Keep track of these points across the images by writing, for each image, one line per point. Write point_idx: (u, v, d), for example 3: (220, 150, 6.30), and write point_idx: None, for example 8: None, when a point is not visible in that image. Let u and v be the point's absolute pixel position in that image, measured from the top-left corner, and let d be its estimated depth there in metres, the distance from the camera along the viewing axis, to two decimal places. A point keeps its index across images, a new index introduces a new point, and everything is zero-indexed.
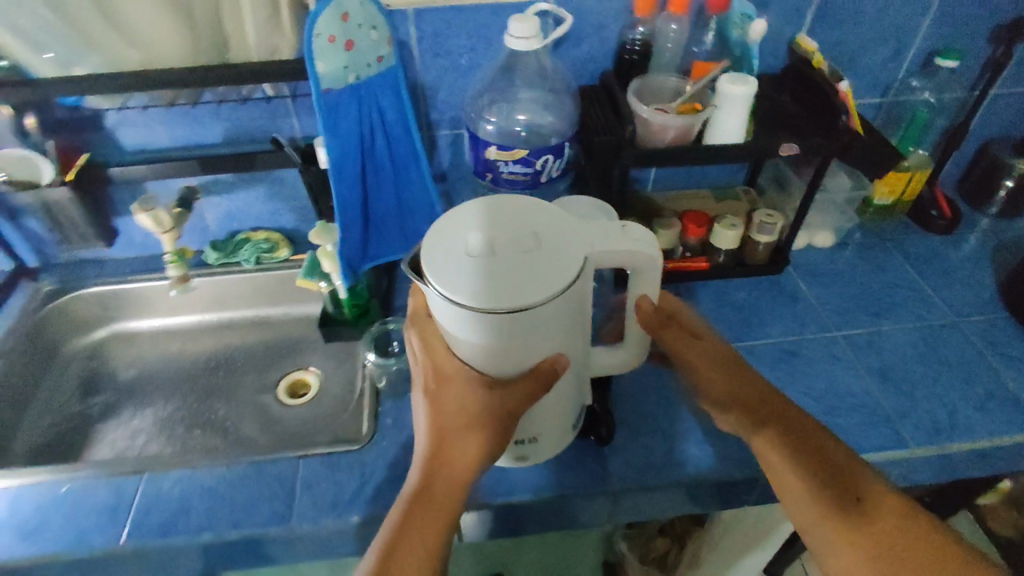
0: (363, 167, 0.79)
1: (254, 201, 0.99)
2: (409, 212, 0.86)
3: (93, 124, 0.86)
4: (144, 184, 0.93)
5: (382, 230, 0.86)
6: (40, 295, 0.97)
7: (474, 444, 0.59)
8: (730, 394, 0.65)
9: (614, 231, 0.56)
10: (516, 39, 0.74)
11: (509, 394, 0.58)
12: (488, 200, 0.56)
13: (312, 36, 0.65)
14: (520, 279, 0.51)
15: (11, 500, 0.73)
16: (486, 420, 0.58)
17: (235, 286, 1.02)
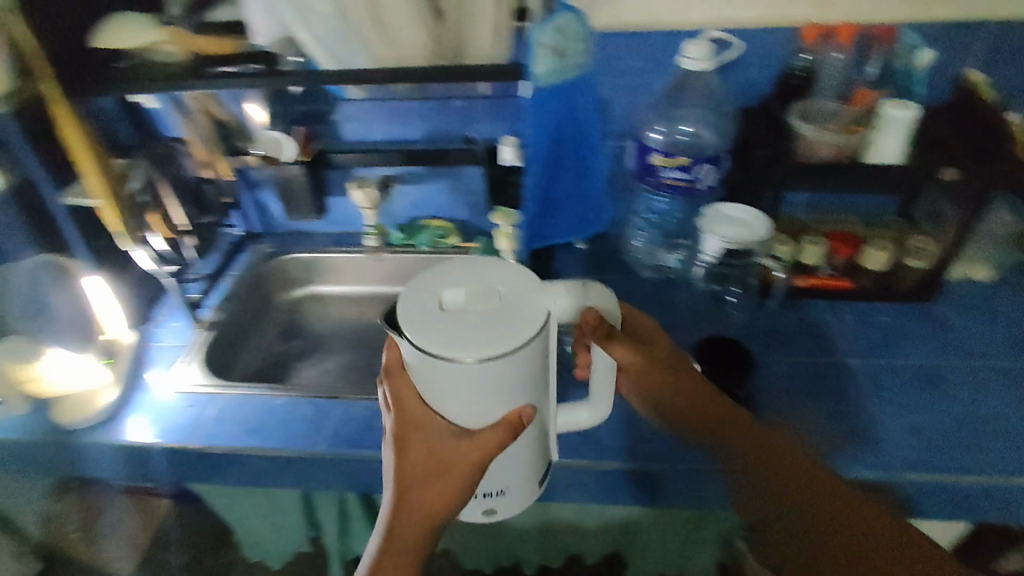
0: (554, 160, 0.93)
1: (437, 193, 1.16)
2: (586, 201, 1.00)
3: (327, 117, 1.07)
4: (354, 169, 1.12)
5: (564, 217, 1.00)
6: (261, 255, 1.19)
7: (438, 491, 0.60)
8: (677, 404, 0.73)
9: (580, 289, 0.57)
10: (689, 59, 0.85)
11: (475, 445, 0.58)
12: (465, 261, 0.60)
13: (536, 44, 0.75)
14: (474, 336, 0.52)
15: (237, 403, 0.91)
16: (451, 468, 0.59)
17: (411, 264, 1.18)
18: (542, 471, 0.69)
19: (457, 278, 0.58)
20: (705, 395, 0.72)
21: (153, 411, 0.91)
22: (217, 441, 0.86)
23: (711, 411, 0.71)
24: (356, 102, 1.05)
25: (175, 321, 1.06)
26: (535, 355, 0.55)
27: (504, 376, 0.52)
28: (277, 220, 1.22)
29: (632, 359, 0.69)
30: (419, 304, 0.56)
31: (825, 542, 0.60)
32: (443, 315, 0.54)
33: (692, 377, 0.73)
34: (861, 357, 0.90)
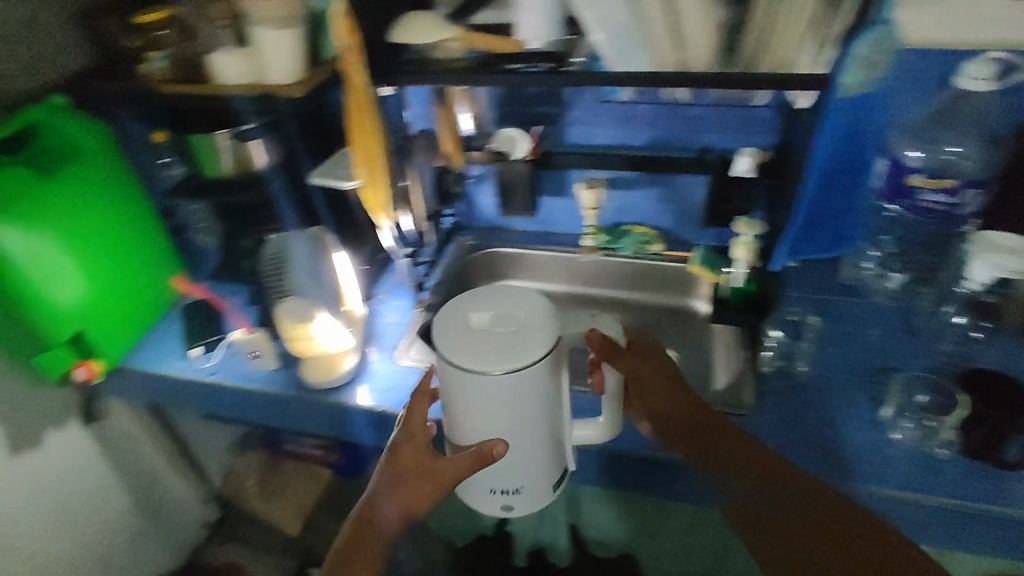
0: (829, 169, 1.00)
1: (647, 200, 1.18)
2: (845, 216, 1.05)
3: (557, 120, 1.11)
4: (570, 172, 1.15)
5: (820, 232, 1.06)
6: (466, 247, 1.26)
7: (410, 493, 0.74)
8: (698, 433, 0.76)
9: (589, 320, 0.71)
10: (974, 79, 0.87)
11: (453, 464, 0.72)
12: (496, 289, 0.71)
13: (852, 53, 0.74)
14: (467, 340, 0.66)
15: None
16: (414, 475, 0.74)
17: (611, 267, 1.20)
18: (558, 474, 0.80)
19: (478, 303, 0.70)
20: (694, 416, 0.77)
21: (384, 379, 0.98)
22: None
23: (719, 442, 0.74)
24: (587, 107, 1.08)
25: (395, 299, 1.14)
26: (551, 372, 0.67)
27: (481, 384, 0.65)
28: (481, 214, 1.28)
29: (638, 375, 0.77)
30: (448, 329, 0.68)
31: (789, 535, 0.67)
32: (466, 336, 0.66)
33: (676, 389, 0.78)
34: None
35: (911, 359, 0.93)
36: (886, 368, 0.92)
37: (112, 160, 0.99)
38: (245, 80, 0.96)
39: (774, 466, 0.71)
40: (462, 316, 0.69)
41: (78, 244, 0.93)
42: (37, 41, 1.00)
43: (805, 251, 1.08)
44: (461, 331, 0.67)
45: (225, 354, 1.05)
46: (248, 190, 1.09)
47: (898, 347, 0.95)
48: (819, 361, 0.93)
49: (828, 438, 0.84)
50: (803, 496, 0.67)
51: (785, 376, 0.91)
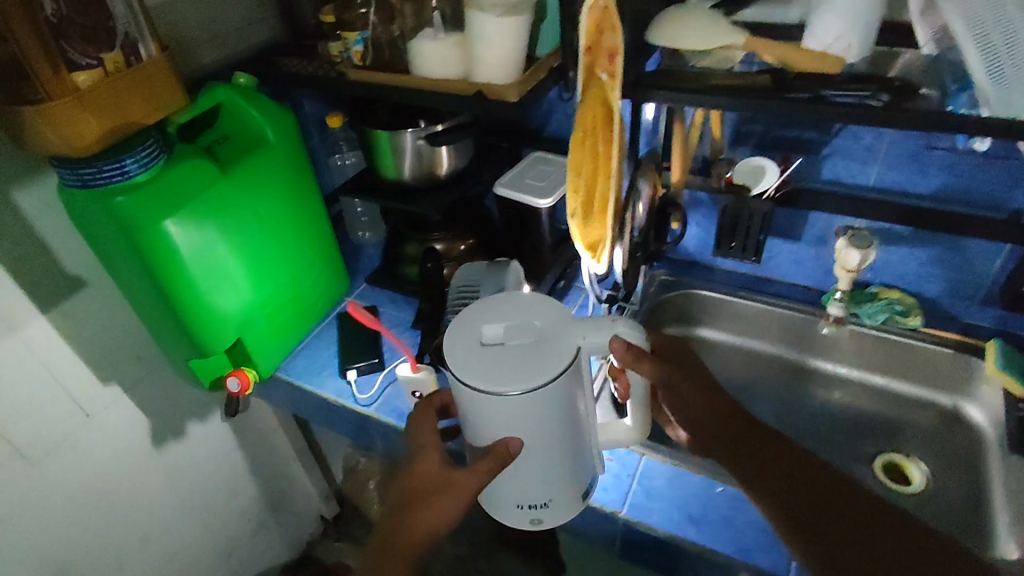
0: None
1: (910, 261, 0.91)
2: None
3: (812, 148, 0.87)
4: (810, 214, 0.93)
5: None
6: (659, 281, 1.05)
7: (432, 511, 0.60)
8: (731, 439, 0.64)
9: (609, 326, 0.57)
10: None
11: (470, 473, 0.60)
12: (508, 297, 0.62)
13: None
14: (478, 353, 0.57)
15: (667, 477, 0.77)
16: (428, 487, 0.62)
17: (845, 336, 0.96)
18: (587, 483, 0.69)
19: (489, 310, 0.61)
20: (728, 419, 0.65)
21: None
22: (654, 522, 0.73)
23: (756, 442, 0.64)
24: (858, 136, 0.83)
25: None
26: (568, 386, 0.57)
27: (493, 404, 0.56)
28: (680, 246, 1.08)
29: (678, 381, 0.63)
30: (459, 340, 0.59)
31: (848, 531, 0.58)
32: (477, 349, 0.57)
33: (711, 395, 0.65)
34: None
35: None
36: None
37: (295, 157, 0.87)
38: (449, 74, 0.81)
39: (819, 468, 0.63)
40: (475, 326, 0.60)
41: (248, 247, 0.83)
42: (225, 11, 0.90)
43: None
44: (472, 344, 0.58)
45: (383, 384, 0.91)
46: (428, 197, 0.95)
47: None
48: None
49: None
50: (843, 496, 0.60)
51: None
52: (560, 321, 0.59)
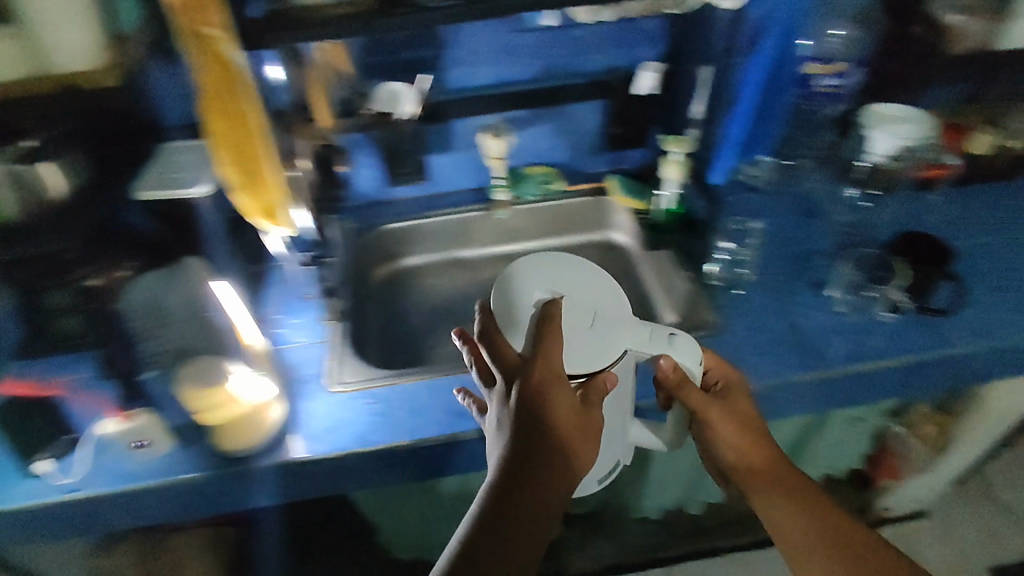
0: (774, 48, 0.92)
1: (539, 138, 1.09)
2: (783, 94, 0.99)
3: (428, 64, 0.96)
4: (452, 124, 1.03)
5: (758, 124, 1.01)
6: (350, 231, 1.07)
7: (535, 468, 0.54)
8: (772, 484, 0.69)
9: (666, 337, 0.57)
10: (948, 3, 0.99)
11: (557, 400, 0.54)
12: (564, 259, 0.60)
13: None
14: (551, 316, 0.55)
15: (427, 385, 0.84)
16: (536, 426, 0.54)
17: (517, 217, 1.11)
18: (609, 467, 0.68)
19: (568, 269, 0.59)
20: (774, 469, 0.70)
21: (324, 422, 0.80)
22: (429, 433, 0.78)
23: (800, 492, 0.69)
24: (461, 45, 0.96)
25: (296, 318, 0.93)
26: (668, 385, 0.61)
27: (562, 383, 0.54)
28: (355, 192, 1.10)
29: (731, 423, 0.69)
30: (522, 306, 0.57)
31: (842, 540, 0.67)
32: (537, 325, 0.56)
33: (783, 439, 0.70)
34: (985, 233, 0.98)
35: (822, 234, 0.97)
36: (813, 249, 0.94)
37: None
38: None
39: (815, 510, 0.68)
40: (534, 289, 0.58)
41: None
42: None
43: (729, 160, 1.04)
44: (534, 311, 0.57)
45: (88, 459, 0.75)
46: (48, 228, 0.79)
47: (812, 232, 0.97)
48: (754, 257, 0.94)
49: (798, 333, 0.84)
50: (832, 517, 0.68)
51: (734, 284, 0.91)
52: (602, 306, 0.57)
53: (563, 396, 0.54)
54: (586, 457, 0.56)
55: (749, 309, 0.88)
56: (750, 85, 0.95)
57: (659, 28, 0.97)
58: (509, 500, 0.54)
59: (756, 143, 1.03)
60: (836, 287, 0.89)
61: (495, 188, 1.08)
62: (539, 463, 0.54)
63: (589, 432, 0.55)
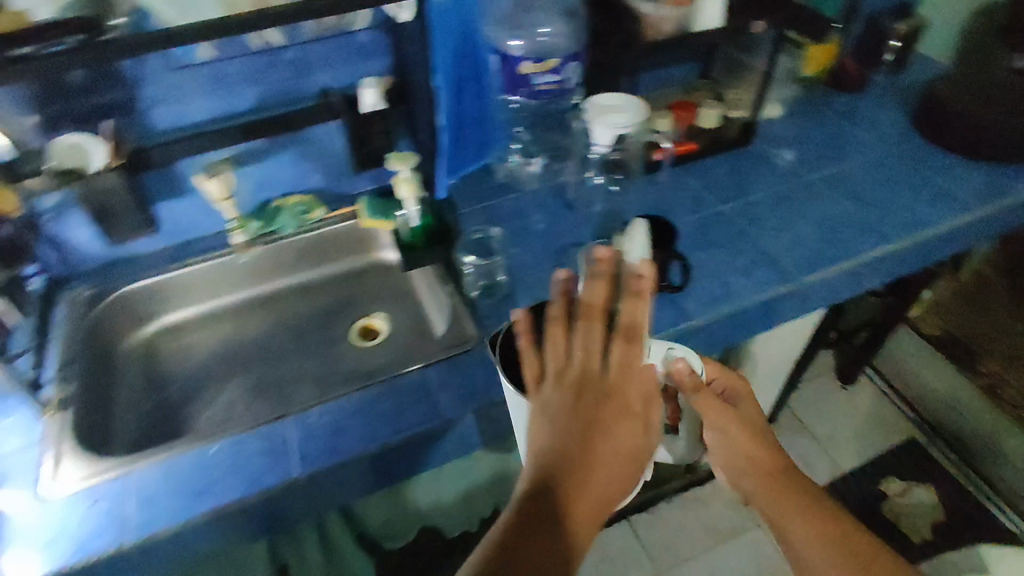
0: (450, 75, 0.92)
1: (286, 167, 1.03)
2: (482, 103, 1.00)
3: (126, 110, 0.87)
4: (179, 164, 0.94)
5: (467, 133, 1.02)
6: (83, 300, 0.95)
7: (587, 474, 0.50)
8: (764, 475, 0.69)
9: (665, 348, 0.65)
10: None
11: (622, 425, 0.53)
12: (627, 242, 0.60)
13: None
14: (632, 319, 0.55)
15: (164, 472, 0.74)
16: (604, 448, 0.51)
17: (281, 252, 1.05)
18: None
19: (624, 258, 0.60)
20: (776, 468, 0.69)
21: (45, 530, 0.69)
22: (161, 524, 0.69)
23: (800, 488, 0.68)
24: (159, 82, 0.86)
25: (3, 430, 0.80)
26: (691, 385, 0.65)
27: (630, 415, 0.53)
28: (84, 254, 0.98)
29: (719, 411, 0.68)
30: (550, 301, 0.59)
31: (854, 557, 0.63)
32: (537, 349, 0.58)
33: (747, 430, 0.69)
34: (719, 203, 1.05)
35: (576, 225, 1.00)
36: (569, 241, 0.98)
37: None
38: None
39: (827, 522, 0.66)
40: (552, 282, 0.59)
41: None
42: None
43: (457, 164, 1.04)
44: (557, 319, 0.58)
45: None
46: None
47: (568, 222, 1.01)
48: (512, 260, 0.94)
49: None
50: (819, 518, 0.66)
51: (492, 293, 0.91)
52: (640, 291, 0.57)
53: (619, 418, 0.53)
54: (609, 486, 0.51)
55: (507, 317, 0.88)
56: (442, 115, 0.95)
57: (369, 29, 0.91)
58: (549, 506, 0.48)
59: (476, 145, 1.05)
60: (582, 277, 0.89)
61: (230, 231, 1.01)
62: (572, 472, 0.50)
63: (621, 464, 0.52)
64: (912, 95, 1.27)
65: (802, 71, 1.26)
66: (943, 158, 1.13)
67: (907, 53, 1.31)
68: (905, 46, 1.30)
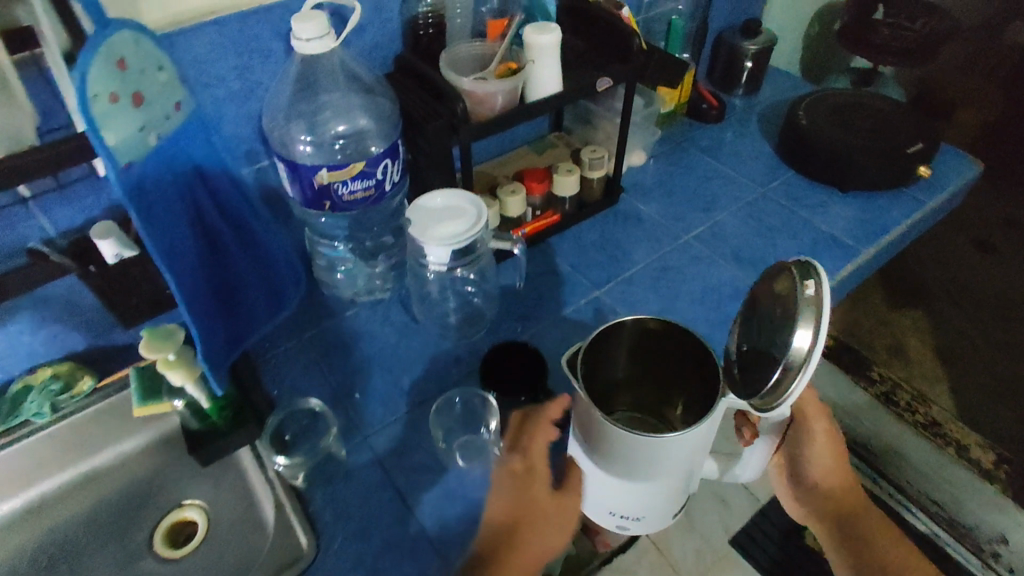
0: (196, 243, 0.58)
1: (17, 337, 0.74)
2: (264, 270, 0.71)
3: None
4: None
5: (242, 299, 0.68)
6: None
7: (522, 535, 0.59)
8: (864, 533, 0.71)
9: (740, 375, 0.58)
10: (463, 63, 0.77)
11: (538, 486, 0.61)
12: (807, 331, 0.52)
13: (86, 96, 0.42)
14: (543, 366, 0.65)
15: None
16: (523, 513, 0.60)
17: (36, 450, 0.77)
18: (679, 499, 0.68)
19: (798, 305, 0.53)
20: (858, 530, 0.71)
21: None
22: None
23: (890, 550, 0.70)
24: None
25: None
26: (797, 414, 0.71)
27: (534, 477, 0.61)
28: None
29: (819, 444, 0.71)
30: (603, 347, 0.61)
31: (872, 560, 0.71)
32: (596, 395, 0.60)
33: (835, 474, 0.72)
34: (592, 289, 0.90)
35: (428, 350, 0.82)
36: (421, 373, 0.80)
37: None
38: None
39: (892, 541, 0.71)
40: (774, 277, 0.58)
41: None
42: None
43: (242, 334, 0.70)
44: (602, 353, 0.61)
45: None
46: None
47: (417, 343, 0.83)
48: (353, 418, 0.75)
49: (412, 515, 0.68)
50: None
51: (329, 476, 0.70)
52: (781, 392, 0.53)
53: (539, 488, 0.61)
54: (540, 540, 0.60)
55: (349, 509, 0.68)
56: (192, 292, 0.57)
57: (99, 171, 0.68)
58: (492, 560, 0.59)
59: (268, 314, 0.74)
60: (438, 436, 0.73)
61: None
62: (509, 534, 0.60)
63: (544, 522, 0.60)
64: (771, 120, 1.20)
65: (660, 109, 1.13)
66: (815, 193, 1.05)
67: (761, 71, 1.22)
68: (758, 64, 1.21)
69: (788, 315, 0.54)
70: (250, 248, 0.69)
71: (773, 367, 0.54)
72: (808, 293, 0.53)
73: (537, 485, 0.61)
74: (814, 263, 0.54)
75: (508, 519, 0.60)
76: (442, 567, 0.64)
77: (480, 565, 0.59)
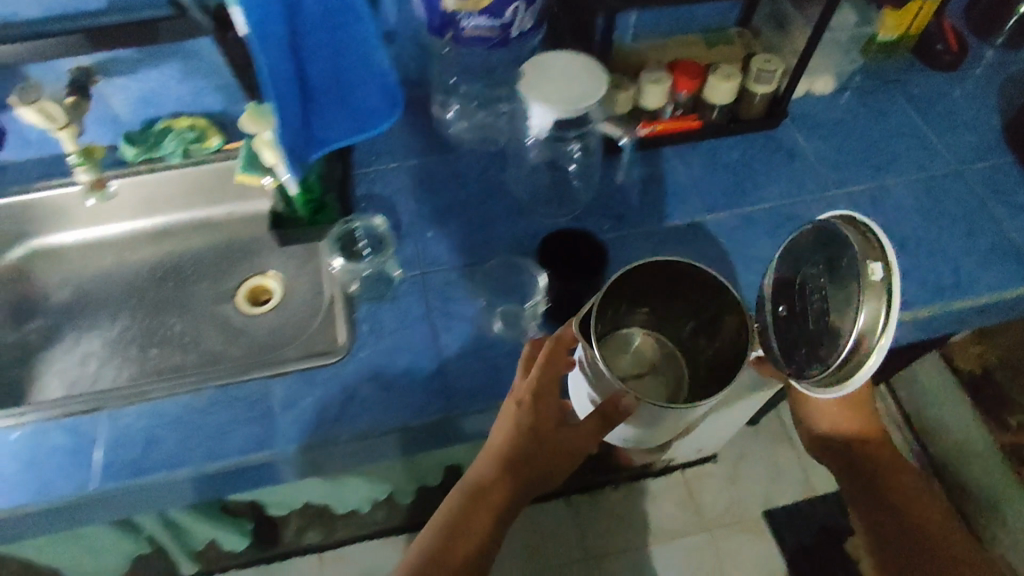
0: (285, 23, 0.60)
1: (168, 82, 0.83)
2: (351, 87, 0.69)
3: None
4: (25, 68, 0.77)
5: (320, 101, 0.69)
6: None
7: (523, 469, 0.59)
8: (890, 487, 0.74)
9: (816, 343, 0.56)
10: None
11: (540, 416, 0.59)
12: (880, 307, 0.51)
13: None
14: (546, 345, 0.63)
15: None
16: (537, 440, 0.59)
17: (167, 183, 0.89)
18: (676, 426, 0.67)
19: (882, 295, 0.51)
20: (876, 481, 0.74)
21: None
22: None
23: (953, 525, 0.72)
24: None
25: None
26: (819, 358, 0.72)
27: (538, 406, 0.60)
28: None
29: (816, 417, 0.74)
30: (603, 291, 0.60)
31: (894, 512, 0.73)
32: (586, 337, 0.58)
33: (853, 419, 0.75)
34: (705, 210, 0.81)
35: (509, 215, 0.81)
36: (494, 234, 0.79)
37: None
38: None
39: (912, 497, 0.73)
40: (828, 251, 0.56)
41: None
42: None
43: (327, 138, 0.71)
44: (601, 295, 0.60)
45: None
46: None
47: (503, 205, 0.82)
48: (418, 252, 0.78)
49: (436, 357, 0.70)
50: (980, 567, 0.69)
51: (379, 294, 0.74)
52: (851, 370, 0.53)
53: (541, 420, 0.59)
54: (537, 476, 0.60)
55: (388, 327, 0.72)
56: (267, 67, 0.60)
57: None
58: (480, 497, 0.59)
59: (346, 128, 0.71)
60: (466, 306, 0.73)
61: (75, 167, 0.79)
62: (514, 473, 0.59)
63: (550, 460, 0.60)
64: (1020, 89, 0.95)
65: (875, 34, 0.94)
66: None
67: None
68: None
69: (853, 289, 0.53)
70: (340, 53, 0.67)
71: (844, 341, 0.53)
72: (874, 272, 0.52)
73: (544, 418, 0.59)
74: (880, 235, 0.52)
75: (510, 453, 0.59)
76: (446, 410, 0.66)
77: (480, 492, 0.59)
